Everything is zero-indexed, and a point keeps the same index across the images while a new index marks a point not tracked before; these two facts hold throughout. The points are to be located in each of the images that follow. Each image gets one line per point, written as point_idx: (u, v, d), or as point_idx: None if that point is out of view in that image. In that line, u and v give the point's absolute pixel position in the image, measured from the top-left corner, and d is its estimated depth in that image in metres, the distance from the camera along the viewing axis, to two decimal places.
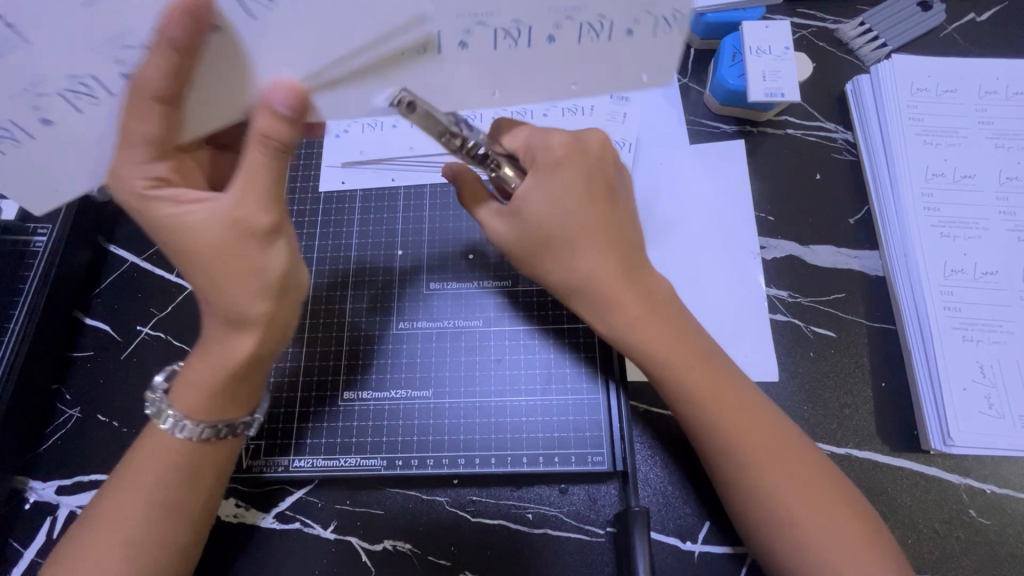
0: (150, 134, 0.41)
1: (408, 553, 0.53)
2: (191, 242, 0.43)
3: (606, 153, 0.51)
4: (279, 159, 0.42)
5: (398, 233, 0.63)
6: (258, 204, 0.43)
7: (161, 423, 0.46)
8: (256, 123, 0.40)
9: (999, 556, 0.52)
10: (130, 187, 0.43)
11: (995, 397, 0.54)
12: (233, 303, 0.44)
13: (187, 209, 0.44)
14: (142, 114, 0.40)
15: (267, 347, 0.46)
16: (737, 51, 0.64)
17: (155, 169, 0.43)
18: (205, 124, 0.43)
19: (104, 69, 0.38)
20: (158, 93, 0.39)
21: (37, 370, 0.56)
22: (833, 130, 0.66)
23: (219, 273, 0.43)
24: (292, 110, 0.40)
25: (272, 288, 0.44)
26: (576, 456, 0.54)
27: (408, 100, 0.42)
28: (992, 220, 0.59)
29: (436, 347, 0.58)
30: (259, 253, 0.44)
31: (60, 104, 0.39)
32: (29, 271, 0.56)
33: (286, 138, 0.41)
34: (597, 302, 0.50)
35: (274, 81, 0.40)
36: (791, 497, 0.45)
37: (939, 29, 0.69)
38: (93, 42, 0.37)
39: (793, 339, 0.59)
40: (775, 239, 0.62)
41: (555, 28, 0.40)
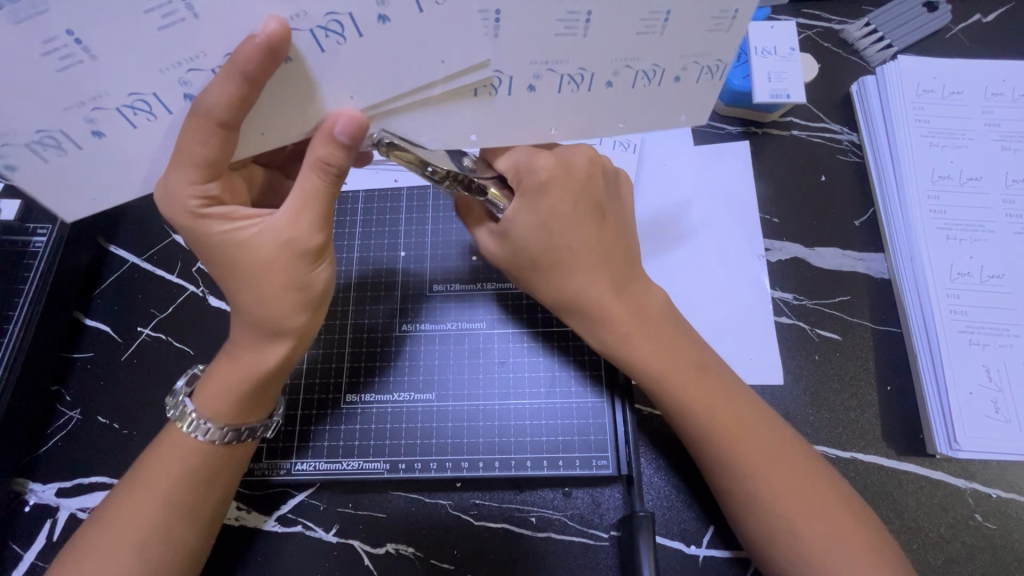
0: (205, 157, 0.40)
1: (410, 557, 0.53)
2: (241, 259, 0.43)
3: (595, 173, 0.51)
4: (335, 184, 0.43)
5: (401, 234, 0.63)
6: (311, 224, 0.43)
7: (182, 426, 0.46)
8: (315, 149, 0.41)
9: (1003, 560, 0.52)
10: (182, 206, 0.42)
11: (1002, 401, 0.53)
12: (272, 317, 0.44)
13: (237, 226, 0.43)
14: (204, 136, 0.39)
15: (297, 354, 0.47)
16: (742, 52, 0.63)
17: (210, 188, 0.42)
18: (248, 143, 0.42)
19: (168, 88, 0.37)
20: (223, 121, 0.38)
21: (37, 371, 0.55)
22: (837, 132, 0.66)
23: (265, 288, 0.43)
24: (350, 140, 0.40)
25: (314, 301, 0.45)
26: (580, 460, 0.54)
27: (382, 138, 0.43)
28: (998, 223, 0.59)
29: (438, 351, 0.58)
30: (307, 271, 0.44)
31: (114, 118, 0.38)
32: (29, 272, 0.55)
33: (343, 163, 0.41)
34: (585, 316, 0.50)
35: (336, 112, 0.40)
36: (788, 504, 0.45)
37: (945, 30, 0.68)
38: (165, 62, 0.36)
39: (798, 342, 0.58)
40: (780, 241, 0.62)
41: (614, 74, 0.43)
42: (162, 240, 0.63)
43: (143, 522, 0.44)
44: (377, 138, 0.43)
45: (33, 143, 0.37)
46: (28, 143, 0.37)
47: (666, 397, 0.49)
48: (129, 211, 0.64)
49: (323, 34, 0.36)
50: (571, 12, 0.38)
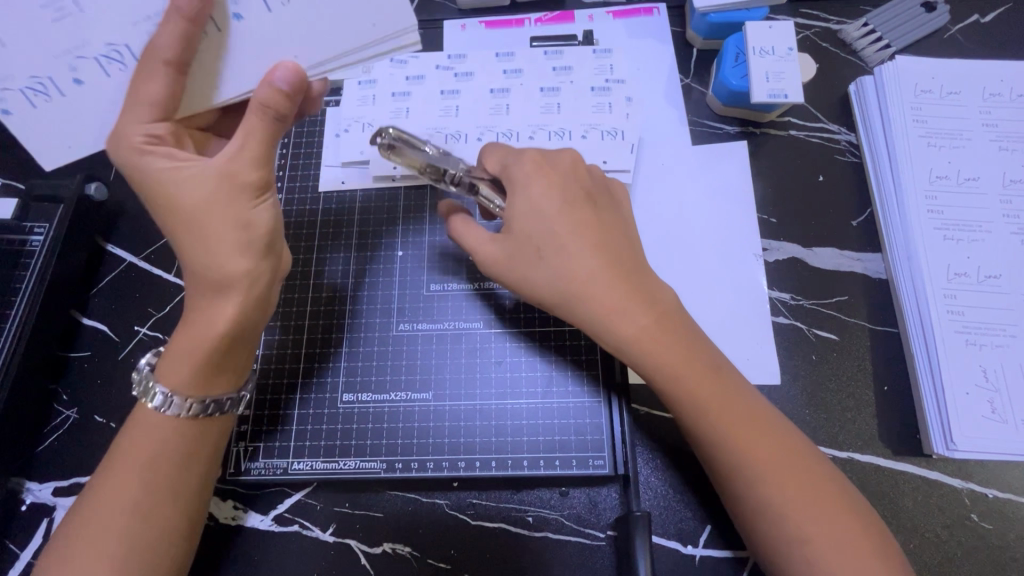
0: (158, 96, 0.43)
1: (408, 556, 0.53)
2: (180, 198, 0.45)
3: (579, 168, 0.53)
4: (276, 126, 0.46)
5: (399, 233, 0.63)
6: (252, 160, 0.45)
7: (150, 401, 0.45)
8: (256, 93, 0.44)
9: (1001, 560, 0.52)
10: (127, 141, 0.44)
11: (998, 401, 0.53)
12: (215, 262, 0.45)
13: (177, 166, 0.45)
14: (152, 76, 0.42)
15: (253, 314, 0.47)
16: (740, 52, 0.63)
17: (155, 127, 0.45)
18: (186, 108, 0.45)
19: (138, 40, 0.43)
20: (169, 60, 0.42)
21: (34, 369, 0.55)
22: (835, 132, 0.66)
23: (209, 225, 0.45)
24: (292, 86, 0.44)
25: (259, 243, 0.46)
26: (577, 459, 0.54)
27: (388, 138, 0.51)
28: (996, 223, 0.59)
29: (435, 350, 0.58)
30: (248, 208, 0.46)
31: (93, 67, 0.43)
32: (26, 270, 0.55)
33: (286, 109, 0.45)
34: (593, 312, 0.48)
35: (275, 63, 0.44)
36: (788, 502, 0.45)
37: (943, 30, 0.68)
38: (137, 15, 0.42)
39: (795, 342, 0.58)
40: (777, 241, 0.62)
41: None
42: (159, 239, 0.63)
43: (122, 521, 0.43)
44: (384, 138, 0.51)
45: (25, 87, 0.43)
46: (21, 86, 0.43)
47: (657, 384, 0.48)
48: (127, 210, 0.64)
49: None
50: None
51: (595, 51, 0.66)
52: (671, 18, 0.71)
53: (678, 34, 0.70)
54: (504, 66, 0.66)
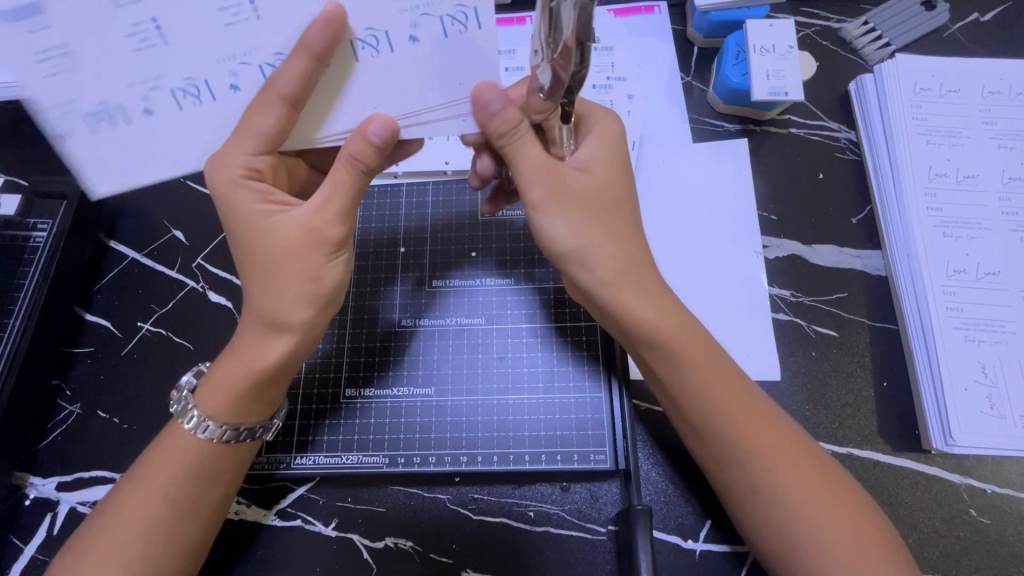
0: (271, 129, 0.42)
1: (409, 550, 0.53)
2: (269, 242, 0.45)
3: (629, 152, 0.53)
4: (361, 179, 0.45)
5: (401, 230, 0.63)
6: (336, 216, 0.45)
7: (185, 422, 0.46)
8: (349, 144, 0.43)
9: (998, 554, 0.52)
10: (227, 172, 0.44)
11: (997, 397, 0.54)
12: (276, 309, 0.45)
13: (268, 209, 0.46)
14: (268, 109, 0.41)
15: (302, 352, 0.47)
16: (741, 49, 0.63)
17: (257, 161, 0.44)
18: (293, 141, 0.45)
19: (133, 100, 0.39)
20: (286, 94, 0.40)
21: (38, 365, 0.56)
22: (835, 130, 0.66)
23: (282, 271, 0.45)
24: (383, 141, 0.43)
25: (323, 299, 0.46)
26: (578, 454, 0.54)
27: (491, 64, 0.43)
28: (994, 220, 0.59)
29: (438, 344, 0.58)
30: (322, 263, 0.45)
31: (79, 123, 0.39)
32: (29, 267, 0.56)
33: (372, 161, 0.44)
34: (637, 292, 0.48)
35: (372, 114, 0.43)
36: (794, 497, 0.45)
37: (943, 29, 0.69)
38: (135, 78, 0.38)
39: (795, 339, 0.59)
40: (777, 238, 0.62)
41: (414, 28, 0.39)
42: (163, 235, 0.64)
43: (142, 534, 0.43)
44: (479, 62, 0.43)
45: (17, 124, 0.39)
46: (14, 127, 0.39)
47: (678, 379, 0.48)
48: (130, 206, 0.65)
49: (361, 47, 0.40)
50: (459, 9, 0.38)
51: (597, 49, 0.69)
52: (672, 16, 0.71)
53: (679, 32, 0.70)
54: (507, 64, 0.68)
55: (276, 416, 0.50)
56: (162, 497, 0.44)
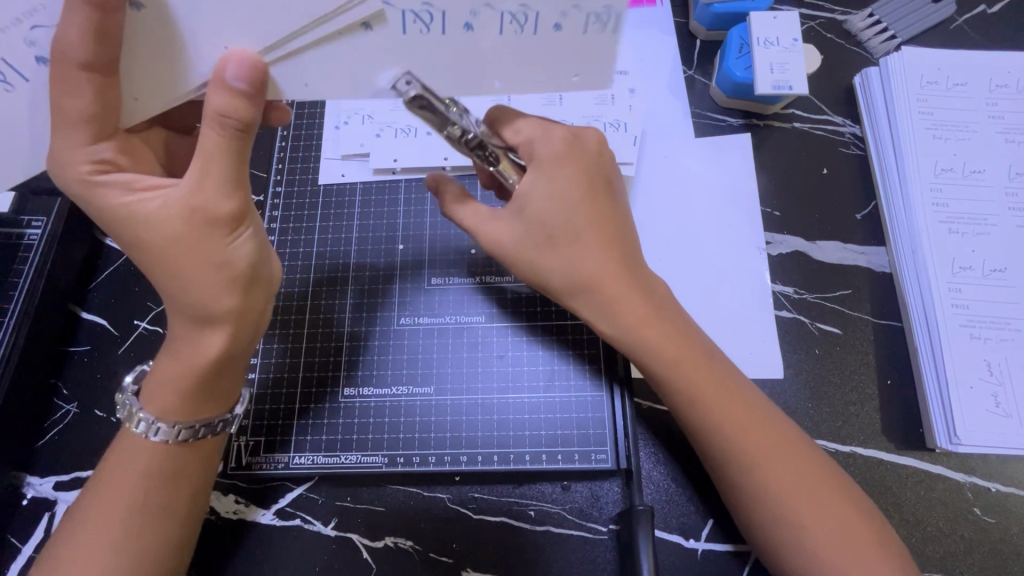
0: (91, 111, 0.39)
1: (410, 550, 0.53)
2: (148, 229, 0.42)
3: (603, 153, 0.51)
4: (240, 141, 0.41)
5: (399, 227, 0.62)
6: (221, 190, 0.41)
7: (133, 427, 0.45)
8: (210, 101, 0.38)
9: (1003, 554, 0.52)
10: (74, 172, 0.41)
11: (1002, 395, 0.53)
12: (200, 300, 0.43)
13: (142, 198, 0.42)
14: (77, 89, 0.37)
15: (242, 345, 0.46)
16: (745, 42, 0.62)
17: (100, 151, 0.41)
18: (130, 113, 0.41)
19: (14, 49, 0.36)
20: (85, 63, 0.36)
21: (34, 364, 0.55)
22: (839, 124, 0.65)
23: (179, 263, 0.42)
24: (247, 85, 0.38)
25: (241, 278, 0.43)
26: (579, 454, 0.54)
27: (411, 89, 0.40)
28: (1002, 216, 0.58)
29: (437, 343, 0.58)
30: (224, 244, 0.42)
31: None
32: (23, 264, 0.55)
33: (244, 117, 0.39)
34: (604, 300, 0.49)
35: (226, 53, 0.38)
36: (790, 497, 0.45)
37: (950, 21, 0.68)
38: (1, 19, 0.35)
39: (798, 336, 0.58)
40: (780, 234, 0.61)
41: (562, 16, 0.38)
42: None
43: (115, 538, 0.43)
44: (403, 88, 0.40)
45: None
46: None
47: (670, 381, 0.48)
48: None
49: None
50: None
51: None
52: (674, 8, 0.70)
53: (681, 25, 0.69)
54: None
55: (238, 407, 0.50)
56: (133, 498, 0.44)
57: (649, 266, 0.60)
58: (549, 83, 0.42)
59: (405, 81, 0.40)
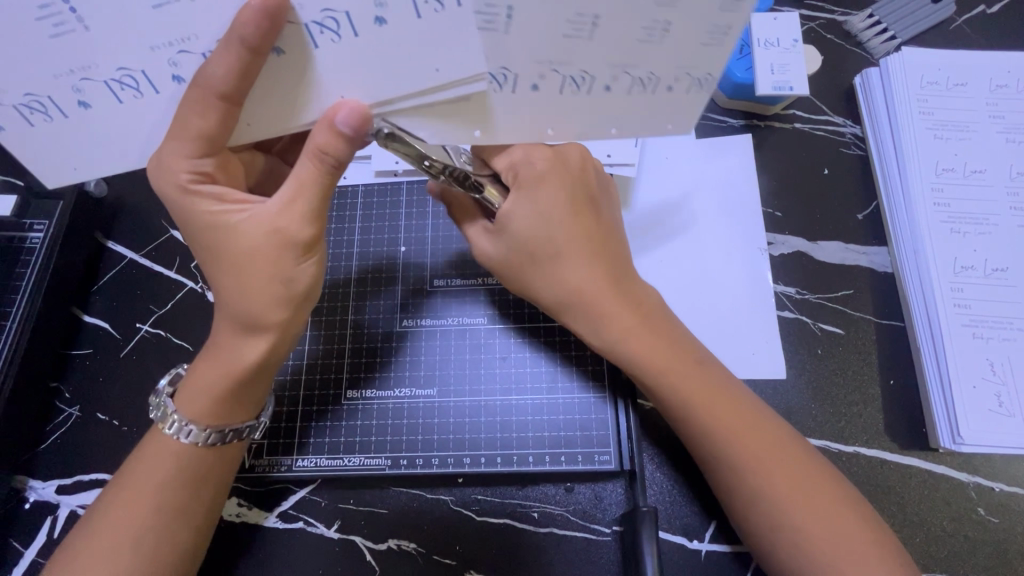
0: (206, 131, 0.39)
1: (412, 552, 0.53)
2: (231, 243, 0.42)
3: (586, 166, 0.50)
4: (331, 175, 0.42)
5: (402, 229, 0.62)
6: (303, 216, 0.42)
7: (166, 428, 0.45)
8: (314, 136, 0.40)
9: (1006, 553, 0.52)
10: (173, 179, 0.41)
11: (1005, 394, 0.53)
12: (250, 309, 0.43)
13: (227, 209, 0.43)
14: (204, 110, 0.38)
15: (278, 356, 0.46)
16: (745, 44, 0.62)
17: (203, 164, 0.42)
18: (237, 136, 0.42)
19: (157, 67, 0.37)
20: (221, 92, 0.37)
21: (37, 367, 0.55)
22: (840, 125, 0.65)
23: (242, 275, 0.43)
24: (353, 131, 0.39)
25: (296, 299, 0.44)
26: (582, 455, 0.53)
27: (383, 128, 0.40)
28: (1002, 216, 0.58)
29: (439, 345, 0.58)
30: (293, 265, 0.43)
31: (103, 91, 0.37)
32: (25, 267, 0.55)
33: (341, 154, 0.40)
34: (586, 315, 0.49)
35: (339, 101, 0.39)
36: (801, 508, 0.45)
37: (949, 21, 0.68)
38: (157, 41, 0.35)
39: (800, 336, 0.58)
40: (783, 234, 0.61)
41: (674, 80, 0.41)
42: (161, 235, 0.63)
43: (130, 539, 0.43)
44: (376, 128, 0.40)
45: (20, 105, 0.36)
46: (15, 103, 0.36)
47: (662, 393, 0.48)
48: (126, 206, 0.64)
49: (318, 30, 0.35)
50: (653, 17, 0.37)
51: None
52: None
53: None
54: None
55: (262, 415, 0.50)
56: (153, 504, 0.44)
57: (651, 268, 0.60)
58: (591, 135, 0.45)
59: (378, 121, 0.40)
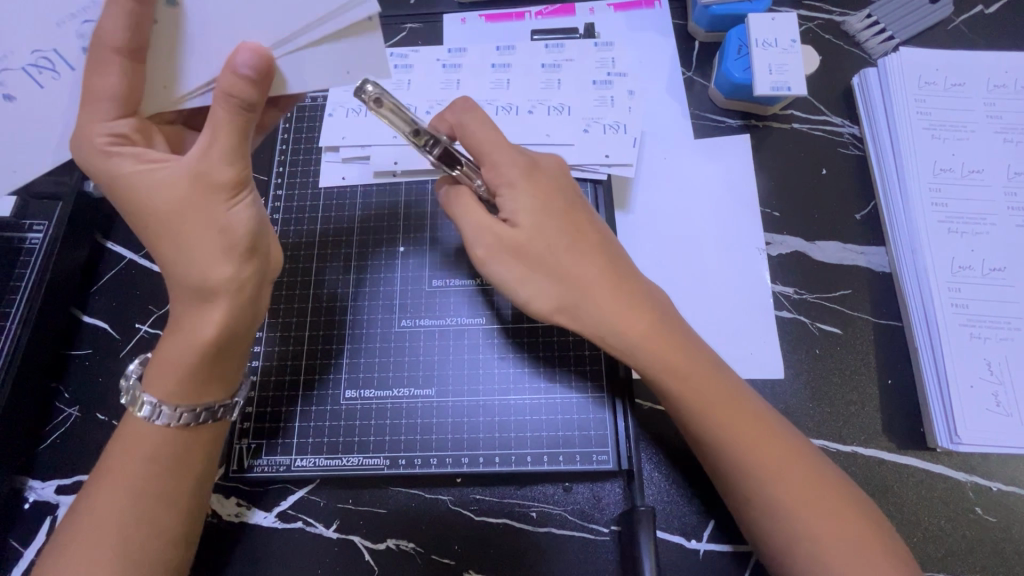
0: (115, 91, 0.41)
1: (411, 552, 0.53)
2: (153, 199, 0.43)
3: (564, 168, 0.54)
4: (245, 118, 0.43)
5: (400, 229, 0.62)
6: (224, 157, 0.43)
7: (138, 410, 0.45)
8: (219, 83, 0.41)
9: (1005, 553, 0.52)
10: (90, 143, 0.42)
11: (1002, 394, 0.53)
12: (199, 274, 0.44)
13: (150, 168, 0.44)
14: (105, 67, 0.40)
15: (242, 327, 0.46)
16: (743, 44, 0.63)
17: (118, 126, 0.42)
18: (148, 101, 0.43)
19: (65, 42, 0.41)
20: (118, 45, 0.39)
21: (36, 367, 0.56)
22: (839, 125, 0.66)
23: (185, 232, 0.44)
24: (255, 72, 0.41)
25: (240, 246, 0.44)
26: (580, 455, 0.54)
27: (376, 92, 0.47)
28: (1000, 216, 0.59)
29: (437, 344, 0.58)
30: (224, 208, 0.44)
31: (22, 78, 0.41)
32: (25, 268, 0.55)
33: (249, 98, 0.41)
34: (597, 317, 0.49)
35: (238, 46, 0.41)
36: (809, 509, 0.44)
37: (947, 21, 0.68)
38: (60, 15, 0.40)
39: (798, 336, 0.58)
40: (780, 234, 0.61)
41: None
42: None
43: (117, 527, 0.42)
44: (370, 91, 0.47)
45: None
46: None
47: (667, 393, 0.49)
48: None
49: None
50: None
51: (596, 44, 0.65)
52: (672, 10, 0.70)
53: (680, 27, 0.69)
54: (499, 59, 0.65)
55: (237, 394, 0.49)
56: (133, 488, 0.43)
57: (649, 268, 0.61)
58: None
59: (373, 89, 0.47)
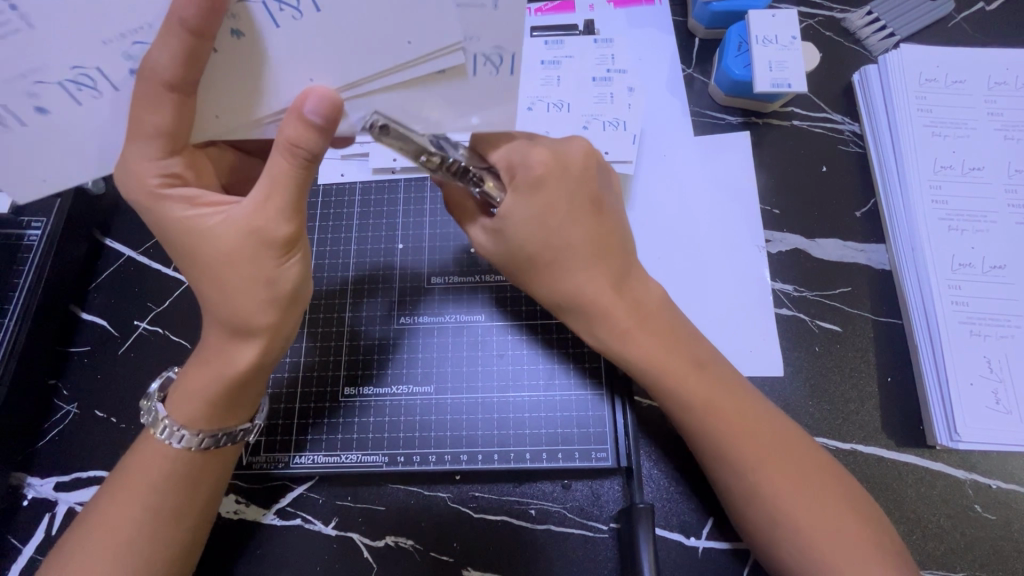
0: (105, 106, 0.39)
1: (410, 549, 0.53)
2: (205, 246, 0.43)
3: (590, 165, 0.50)
4: (307, 168, 0.41)
5: (398, 227, 0.62)
6: (280, 213, 0.42)
7: (158, 434, 0.45)
8: (284, 130, 0.39)
9: (1004, 550, 0.52)
10: (143, 185, 0.42)
11: (1003, 391, 0.53)
12: (237, 313, 0.43)
13: (202, 213, 0.43)
14: (155, 105, 0.38)
15: (271, 357, 0.46)
16: (743, 41, 0.62)
17: (171, 165, 0.42)
18: (195, 130, 0.42)
19: (112, 61, 0.36)
20: (168, 83, 0.36)
21: (35, 364, 0.55)
22: (839, 122, 0.65)
23: (232, 284, 0.43)
24: (323, 121, 0.38)
25: (282, 298, 0.44)
26: (580, 452, 0.54)
27: (378, 120, 0.40)
28: (1000, 213, 0.58)
29: (436, 343, 0.58)
30: (274, 265, 0.43)
31: (58, 93, 0.36)
32: (23, 265, 0.55)
33: (312, 148, 0.39)
34: (585, 314, 0.50)
35: (306, 88, 0.38)
36: (813, 524, 0.44)
37: (948, 18, 0.68)
38: (109, 33, 0.35)
39: (798, 334, 0.58)
40: (780, 232, 0.61)
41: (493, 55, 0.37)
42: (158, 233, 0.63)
43: (126, 540, 0.43)
44: (371, 121, 0.40)
45: None
46: None
47: (669, 397, 0.48)
48: (123, 204, 0.64)
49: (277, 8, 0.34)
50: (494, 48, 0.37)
51: (597, 41, 0.65)
52: (673, 7, 0.70)
53: (680, 24, 0.69)
54: None
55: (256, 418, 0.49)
56: (143, 507, 0.43)
57: (649, 265, 0.60)
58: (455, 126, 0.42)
59: (375, 118, 0.40)
